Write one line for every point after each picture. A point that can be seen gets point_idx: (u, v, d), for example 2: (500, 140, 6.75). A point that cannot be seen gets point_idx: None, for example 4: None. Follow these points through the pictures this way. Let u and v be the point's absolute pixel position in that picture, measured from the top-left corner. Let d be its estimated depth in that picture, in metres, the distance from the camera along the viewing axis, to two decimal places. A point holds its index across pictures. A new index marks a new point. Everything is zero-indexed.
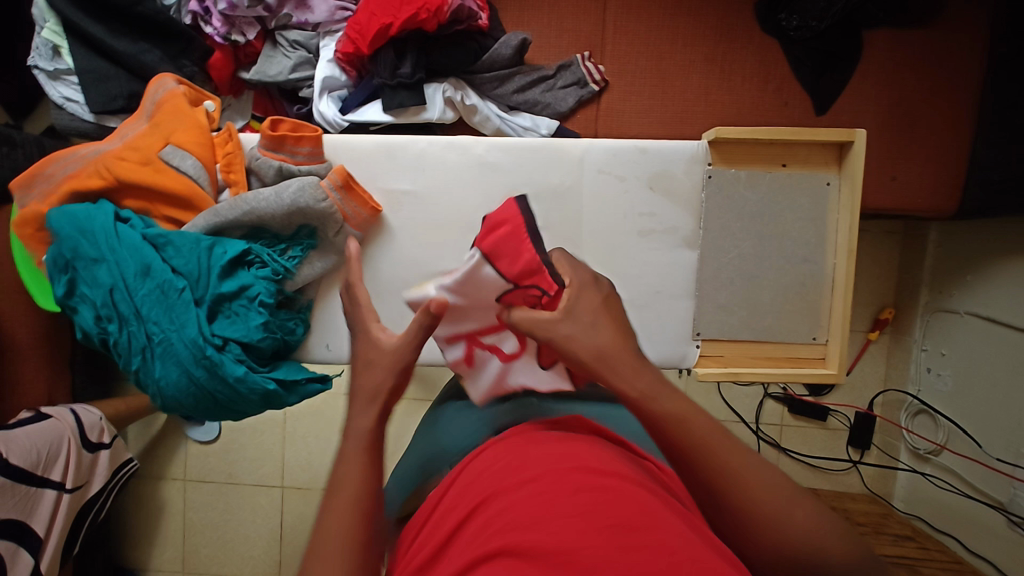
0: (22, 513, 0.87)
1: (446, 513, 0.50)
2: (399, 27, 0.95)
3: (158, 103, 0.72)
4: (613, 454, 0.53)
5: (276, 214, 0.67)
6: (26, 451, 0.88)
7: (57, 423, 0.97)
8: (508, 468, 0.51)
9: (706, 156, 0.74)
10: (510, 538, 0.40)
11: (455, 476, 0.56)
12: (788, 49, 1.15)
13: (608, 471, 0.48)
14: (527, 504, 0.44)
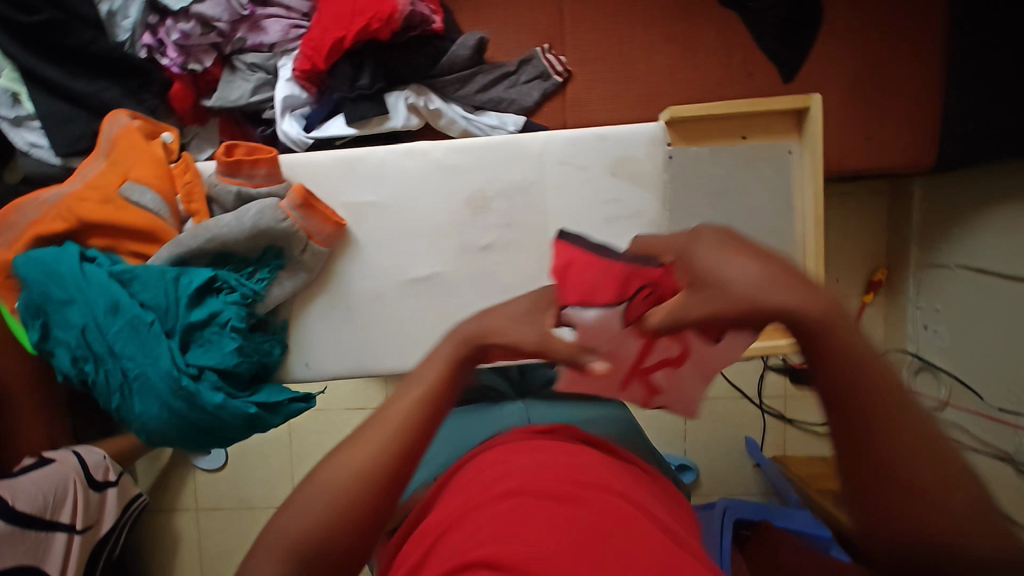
0: (34, 558, 0.87)
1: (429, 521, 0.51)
2: (353, 39, 0.95)
3: (112, 139, 0.71)
4: (593, 462, 0.55)
5: (238, 238, 0.67)
6: (33, 497, 0.88)
7: (60, 465, 0.96)
8: (493, 477, 0.52)
9: (665, 137, 0.74)
10: (488, 549, 0.41)
11: (440, 488, 0.58)
12: (748, 20, 1.14)
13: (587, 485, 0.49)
14: (511, 514, 0.45)
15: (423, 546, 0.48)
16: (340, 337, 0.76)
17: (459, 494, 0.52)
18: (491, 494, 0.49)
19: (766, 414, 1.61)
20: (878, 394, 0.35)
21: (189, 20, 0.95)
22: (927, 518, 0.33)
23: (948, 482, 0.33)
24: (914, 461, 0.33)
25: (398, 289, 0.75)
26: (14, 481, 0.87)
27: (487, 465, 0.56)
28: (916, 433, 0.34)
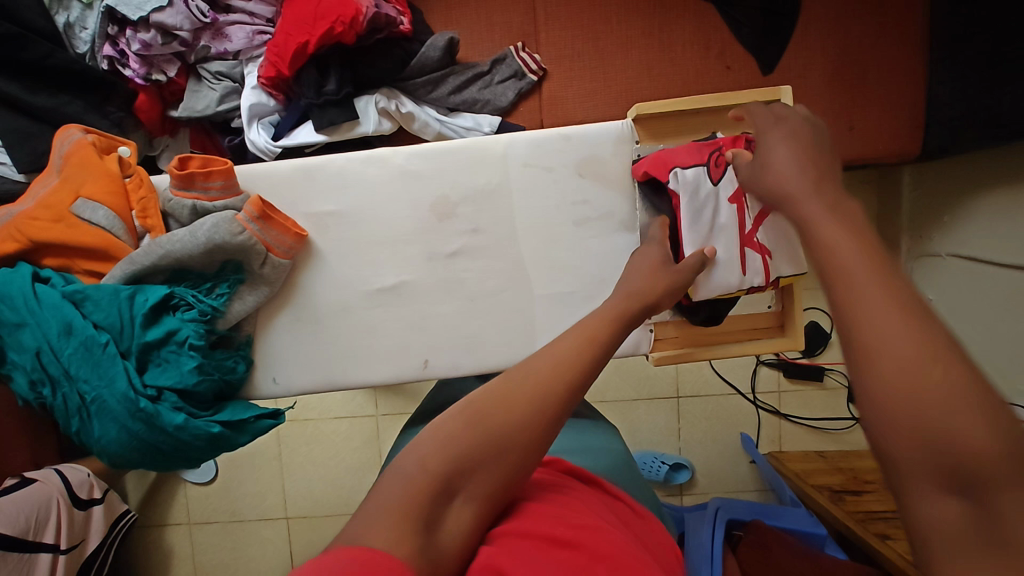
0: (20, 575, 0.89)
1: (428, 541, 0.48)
2: (317, 44, 0.93)
3: (66, 155, 0.69)
4: (588, 500, 0.55)
5: (192, 253, 0.64)
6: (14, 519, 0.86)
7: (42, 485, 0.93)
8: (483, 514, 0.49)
9: (632, 134, 0.72)
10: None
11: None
12: (725, 12, 1.12)
13: (591, 525, 0.49)
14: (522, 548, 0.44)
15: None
16: (308, 350, 0.73)
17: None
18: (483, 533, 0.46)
19: (761, 409, 1.59)
20: (856, 263, 0.36)
21: (150, 30, 0.93)
22: (915, 401, 0.31)
23: (924, 352, 0.32)
24: (882, 325, 0.34)
25: (364, 299, 0.73)
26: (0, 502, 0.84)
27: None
28: (894, 309, 0.34)
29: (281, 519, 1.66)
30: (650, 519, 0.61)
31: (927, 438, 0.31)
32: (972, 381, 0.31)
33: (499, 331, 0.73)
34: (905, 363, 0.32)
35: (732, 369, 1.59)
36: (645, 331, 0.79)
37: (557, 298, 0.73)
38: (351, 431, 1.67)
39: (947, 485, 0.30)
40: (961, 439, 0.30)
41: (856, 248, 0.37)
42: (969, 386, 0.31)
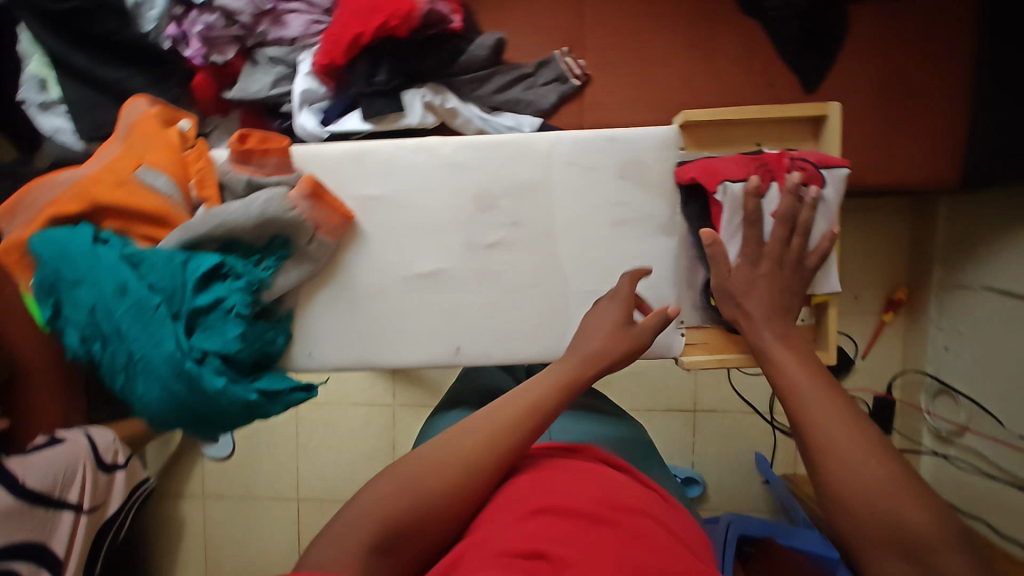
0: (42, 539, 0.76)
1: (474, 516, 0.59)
2: (370, 36, 0.95)
3: (131, 125, 0.74)
4: (620, 484, 0.63)
5: (244, 225, 0.67)
6: (43, 473, 0.76)
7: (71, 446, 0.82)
8: (523, 492, 0.59)
9: (678, 140, 0.72)
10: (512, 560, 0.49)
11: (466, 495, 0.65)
12: (771, 28, 1.13)
13: (623, 510, 0.58)
14: (555, 526, 0.54)
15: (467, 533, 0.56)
16: (345, 330, 0.76)
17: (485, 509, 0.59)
18: (523, 509, 0.56)
19: (778, 431, 1.57)
20: (814, 394, 0.58)
21: (213, 12, 0.97)
22: (869, 487, 0.51)
23: (874, 458, 0.52)
24: (843, 442, 0.54)
25: (402, 283, 0.75)
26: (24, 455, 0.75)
27: (518, 477, 0.63)
28: (848, 425, 0.55)
29: (293, 500, 1.69)
30: (676, 505, 0.67)
31: (887, 520, 0.49)
32: (903, 474, 0.51)
33: (531, 324, 0.75)
34: (856, 462, 0.52)
35: (751, 389, 1.57)
36: (675, 334, 0.76)
37: (591, 296, 0.74)
38: (367, 419, 1.69)
39: (901, 549, 0.48)
40: (911, 521, 0.48)
41: (813, 384, 0.59)
42: (903, 476, 0.51)
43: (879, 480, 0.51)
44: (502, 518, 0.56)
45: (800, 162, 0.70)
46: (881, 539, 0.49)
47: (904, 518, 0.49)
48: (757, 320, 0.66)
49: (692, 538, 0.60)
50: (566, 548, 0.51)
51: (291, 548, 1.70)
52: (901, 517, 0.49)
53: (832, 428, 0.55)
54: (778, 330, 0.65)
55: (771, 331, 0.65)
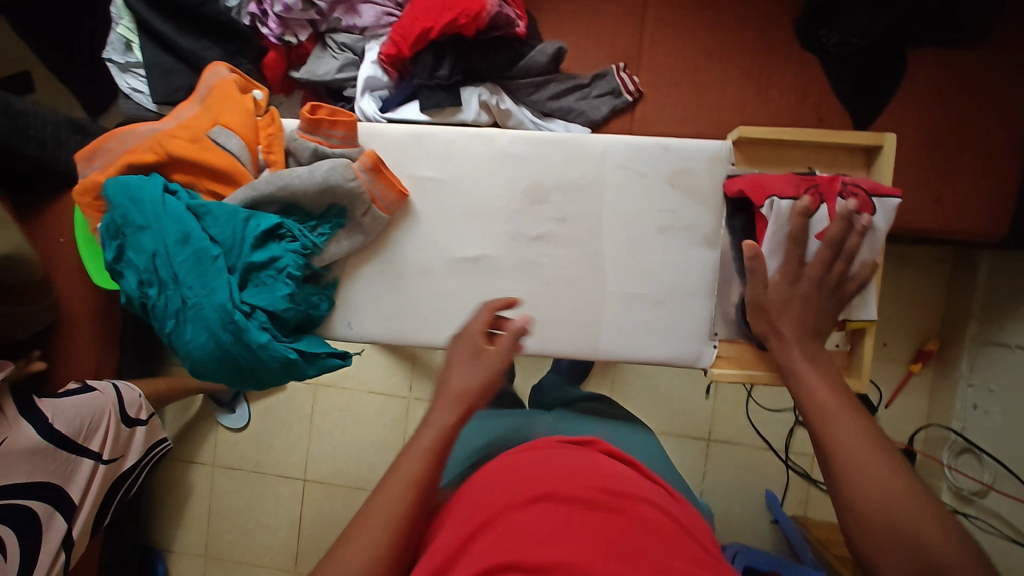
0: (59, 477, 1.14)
1: (471, 510, 0.58)
2: (439, 31, 0.99)
3: (211, 88, 0.77)
4: (618, 471, 0.63)
5: (307, 189, 0.70)
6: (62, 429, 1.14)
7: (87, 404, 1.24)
8: (518, 483, 0.59)
9: (729, 156, 0.73)
10: (517, 552, 0.48)
11: (467, 487, 0.65)
12: (827, 64, 1.15)
13: (620, 495, 0.57)
14: (548, 519, 0.52)
15: (469, 528, 0.55)
16: (385, 304, 0.78)
17: (484, 501, 0.59)
18: (520, 499, 0.56)
19: (792, 471, 1.55)
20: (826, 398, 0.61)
21: None
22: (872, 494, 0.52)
23: (878, 463, 0.54)
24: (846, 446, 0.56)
25: (446, 265, 0.77)
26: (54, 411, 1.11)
27: (514, 468, 0.63)
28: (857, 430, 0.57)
29: (299, 480, 1.71)
30: (682, 502, 0.67)
31: (894, 525, 0.51)
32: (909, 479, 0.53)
33: (566, 318, 0.76)
34: (863, 466, 0.54)
35: (768, 424, 1.56)
36: (708, 346, 0.75)
37: (629, 299, 0.75)
38: (383, 408, 1.71)
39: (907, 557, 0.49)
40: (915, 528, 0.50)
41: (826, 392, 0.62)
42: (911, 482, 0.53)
43: (879, 480, 0.53)
44: (503, 511, 0.55)
45: (852, 188, 0.70)
46: (886, 542, 0.51)
47: (904, 518, 0.51)
48: (789, 341, 0.67)
49: (705, 536, 0.60)
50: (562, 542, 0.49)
51: (291, 527, 1.71)
52: (902, 518, 0.51)
53: (841, 438, 0.57)
54: (809, 351, 0.66)
55: (801, 351, 0.66)
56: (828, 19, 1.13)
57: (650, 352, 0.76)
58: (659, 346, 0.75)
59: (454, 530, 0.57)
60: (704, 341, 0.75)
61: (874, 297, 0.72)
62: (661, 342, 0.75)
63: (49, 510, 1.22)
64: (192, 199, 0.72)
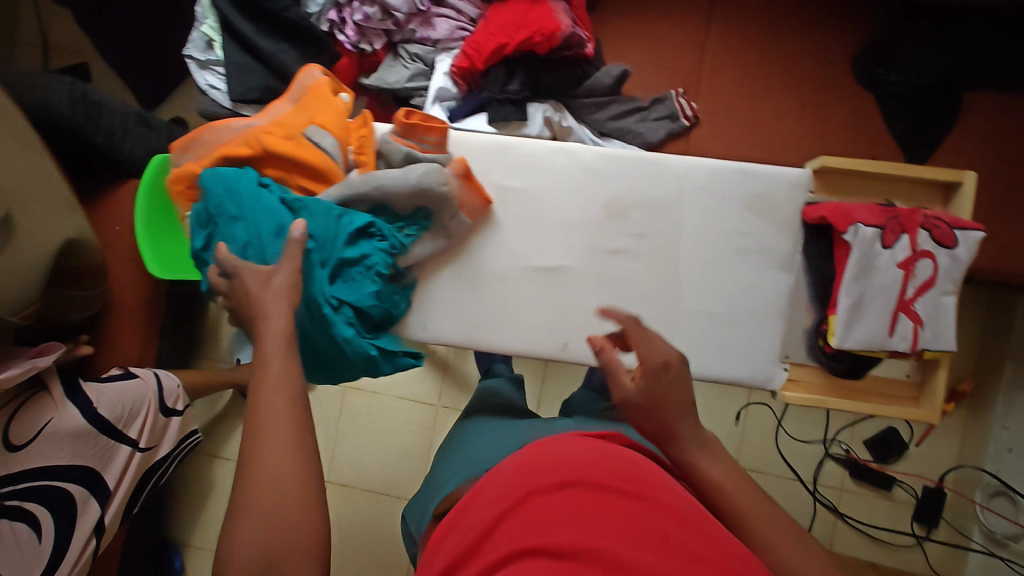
0: (98, 464, 1.25)
1: (494, 496, 0.57)
2: (513, 48, 1.02)
3: (305, 88, 0.80)
4: (644, 463, 0.61)
5: (400, 191, 0.72)
6: (113, 405, 1.26)
7: (143, 382, 1.34)
8: (542, 468, 0.57)
9: (809, 184, 0.75)
10: (547, 538, 0.47)
11: (492, 474, 0.63)
12: (883, 102, 1.18)
13: (649, 485, 0.54)
14: (573, 510, 0.50)
15: (496, 509, 0.54)
16: (461, 307, 0.79)
17: (509, 483, 0.57)
18: (548, 483, 0.54)
19: (818, 502, 1.56)
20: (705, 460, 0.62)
21: (373, 5, 1.06)
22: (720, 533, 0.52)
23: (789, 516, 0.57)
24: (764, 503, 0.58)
25: (522, 273, 0.79)
26: (103, 389, 1.25)
27: (538, 454, 0.61)
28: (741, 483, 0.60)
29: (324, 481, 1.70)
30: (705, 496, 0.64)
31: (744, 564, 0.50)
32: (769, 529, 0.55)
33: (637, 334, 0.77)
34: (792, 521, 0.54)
35: (797, 455, 1.57)
36: (778, 368, 0.77)
37: (703, 316, 0.77)
38: (411, 414, 1.72)
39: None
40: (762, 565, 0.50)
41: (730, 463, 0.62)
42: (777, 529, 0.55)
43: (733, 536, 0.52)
44: (526, 499, 0.53)
45: (933, 221, 0.71)
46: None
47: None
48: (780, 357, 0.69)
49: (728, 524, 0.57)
50: (587, 535, 0.47)
51: None
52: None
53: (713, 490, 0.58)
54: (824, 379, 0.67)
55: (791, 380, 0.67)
56: (887, 58, 1.16)
57: (719, 371, 0.77)
58: (730, 365, 0.77)
59: (477, 516, 0.56)
60: (774, 363, 0.77)
61: (950, 327, 0.71)
62: (732, 363, 0.77)
63: (84, 494, 1.22)
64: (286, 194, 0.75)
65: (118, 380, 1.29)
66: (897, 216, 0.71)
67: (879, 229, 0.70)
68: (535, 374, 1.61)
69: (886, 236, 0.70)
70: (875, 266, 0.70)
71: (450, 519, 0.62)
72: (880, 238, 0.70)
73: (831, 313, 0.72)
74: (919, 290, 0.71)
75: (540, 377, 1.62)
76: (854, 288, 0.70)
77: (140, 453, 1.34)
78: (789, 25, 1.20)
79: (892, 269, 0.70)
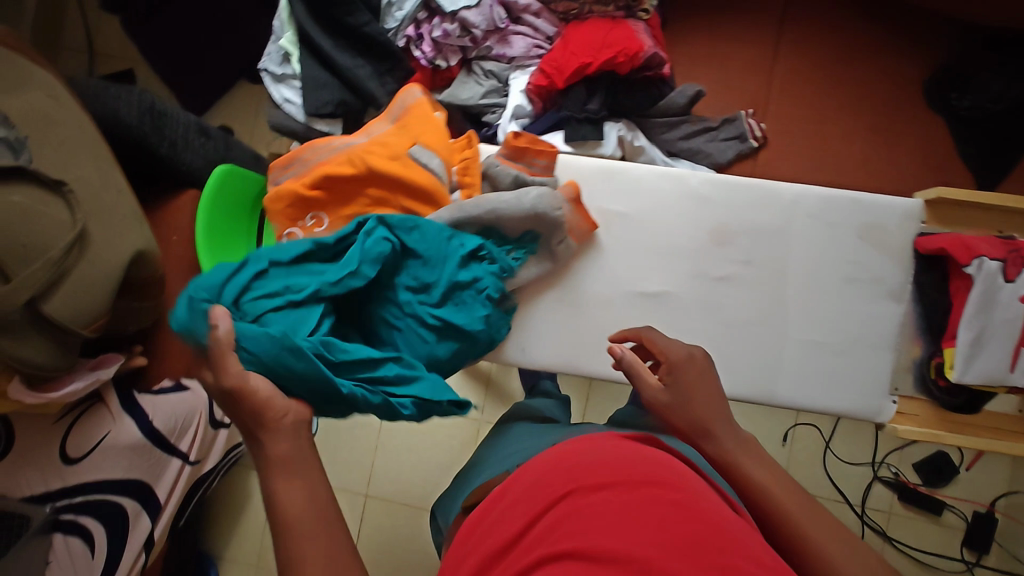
0: (151, 477, 1.20)
1: (527, 495, 0.54)
2: (597, 67, 1.01)
3: (407, 108, 0.80)
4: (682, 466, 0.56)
5: (514, 216, 0.73)
6: (167, 418, 1.18)
7: (193, 395, 1.24)
8: (577, 467, 0.54)
9: (921, 214, 0.79)
10: (580, 542, 0.45)
11: (523, 467, 0.60)
12: (954, 126, 1.17)
13: (689, 490, 0.51)
14: (607, 514, 0.47)
15: (531, 510, 0.52)
16: (563, 331, 0.82)
17: (539, 485, 0.55)
18: (584, 484, 0.51)
19: (867, 527, 1.53)
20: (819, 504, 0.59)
21: (453, 22, 1.05)
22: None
23: None
24: None
25: (629, 298, 0.81)
26: (157, 401, 1.16)
27: (575, 452, 0.58)
28: None
29: (360, 496, 1.59)
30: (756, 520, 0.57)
31: None
32: None
33: (747, 362, 0.80)
34: None
35: (846, 478, 1.54)
36: (888, 400, 0.80)
37: (811, 344, 0.80)
38: (450, 430, 1.63)
39: None
40: None
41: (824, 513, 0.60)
42: None
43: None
44: (562, 504, 0.50)
45: None
46: None
47: None
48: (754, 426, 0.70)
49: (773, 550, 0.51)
50: (627, 543, 0.44)
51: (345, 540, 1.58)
52: None
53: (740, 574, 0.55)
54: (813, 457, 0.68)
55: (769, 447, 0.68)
56: (960, 82, 1.15)
57: (831, 402, 0.80)
58: (841, 397, 0.80)
59: (511, 517, 0.53)
60: (885, 396, 0.80)
61: None
62: (843, 390, 0.80)
63: (136, 508, 1.18)
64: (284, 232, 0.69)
65: (169, 389, 1.19)
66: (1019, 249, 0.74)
67: (1002, 262, 0.73)
68: (579, 391, 1.58)
69: (1010, 270, 0.73)
70: (996, 300, 0.73)
71: (480, 508, 0.60)
72: (1003, 272, 0.73)
73: (947, 346, 0.76)
74: None
75: (585, 394, 1.58)
76: (973, 321, 0.73)
77: (189, 467, 1.27)
78: (860, 49, 1.20)
79: (1016, 304, 0.73)
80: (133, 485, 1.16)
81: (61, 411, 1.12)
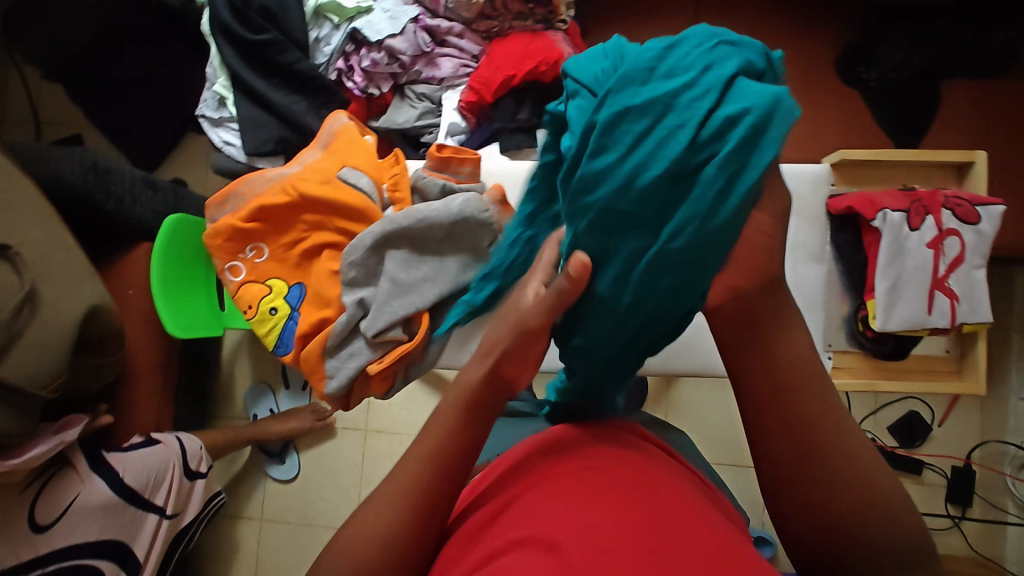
0: (128, 535, 1.15)
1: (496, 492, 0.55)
2: (521, 78, 1.06)
3: (335, 134, 0.85)
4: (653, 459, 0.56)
5: (441, 221, 0.78)
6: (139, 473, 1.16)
7: (165, 448, 1.22)
8: (555, 460, 0.55)
9: (829, 177, 0.84)
10: (535, 530, 0.45)
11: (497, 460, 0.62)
12: (868, 97, 1.23)
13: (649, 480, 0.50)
14: (570, 498, 0.48)
15: (495, 505, 0.52)
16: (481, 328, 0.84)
17: (509, 480, 0.56)
18: (557, 476, 0.52)
19: None
20: None
21: (380, 51, 1.09)
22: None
23: None
24: None
25: None
26: (126, 457, 1.15)
27: (551, 446, 0.59)
28: None
29: None
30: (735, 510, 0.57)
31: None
32: None
33: None
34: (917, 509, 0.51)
35: None
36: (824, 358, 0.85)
37: None
38: None
39: None
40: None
41: None
42: None
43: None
44: (531, 496, 0.51)
45: (953, 201, 0.86)
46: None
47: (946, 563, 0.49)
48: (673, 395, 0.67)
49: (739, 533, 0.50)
50: (578, 524, 0.44)
51: None
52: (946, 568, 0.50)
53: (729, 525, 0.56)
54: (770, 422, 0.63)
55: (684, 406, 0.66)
56: (866, 56, 1.22)
57: None
58: None
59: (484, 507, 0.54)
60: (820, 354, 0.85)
61: (982, 303, 0.87)
62: None
63: (115, 569, 1.13)
64: (655, 252, 0.51)
65: (137, 444, 1.19)
66: (919, 200, 0.86)
67: (906, 214, 0.85)
68: None
69: (912, 218, 0.85)
70: (903, 248, 0.85)
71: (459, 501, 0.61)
72: (909, 221, 0.85)
73: (869, 299, 0.86)
74: (949, 267, 0.86)
75: None
76: (888, 272, 0.84)
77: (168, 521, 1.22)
78: (771, 36, 1.27)
79: (923, 251, 0.85)
80: (108, 546, 1.11)
81: (29, 477, 1.06)
